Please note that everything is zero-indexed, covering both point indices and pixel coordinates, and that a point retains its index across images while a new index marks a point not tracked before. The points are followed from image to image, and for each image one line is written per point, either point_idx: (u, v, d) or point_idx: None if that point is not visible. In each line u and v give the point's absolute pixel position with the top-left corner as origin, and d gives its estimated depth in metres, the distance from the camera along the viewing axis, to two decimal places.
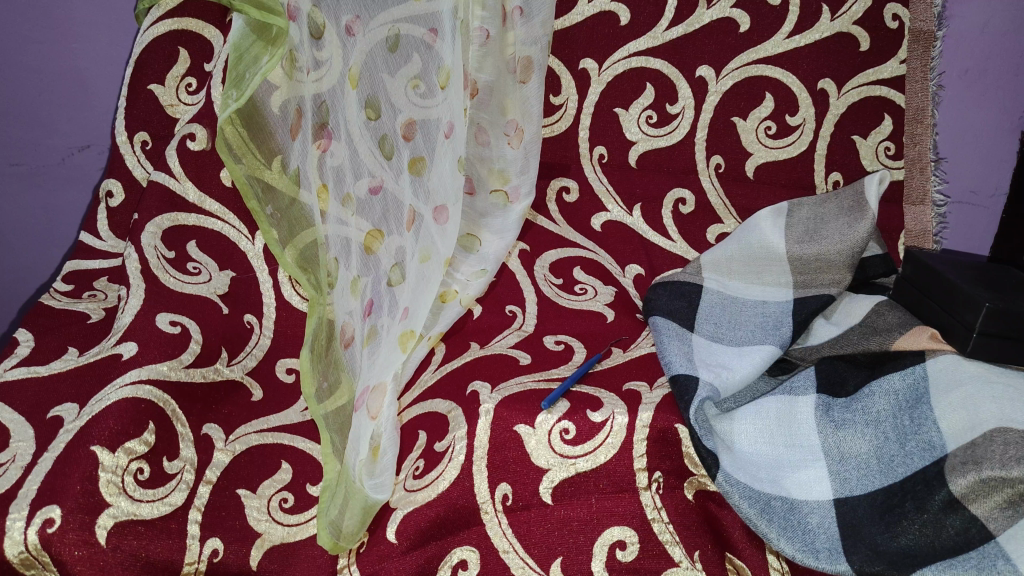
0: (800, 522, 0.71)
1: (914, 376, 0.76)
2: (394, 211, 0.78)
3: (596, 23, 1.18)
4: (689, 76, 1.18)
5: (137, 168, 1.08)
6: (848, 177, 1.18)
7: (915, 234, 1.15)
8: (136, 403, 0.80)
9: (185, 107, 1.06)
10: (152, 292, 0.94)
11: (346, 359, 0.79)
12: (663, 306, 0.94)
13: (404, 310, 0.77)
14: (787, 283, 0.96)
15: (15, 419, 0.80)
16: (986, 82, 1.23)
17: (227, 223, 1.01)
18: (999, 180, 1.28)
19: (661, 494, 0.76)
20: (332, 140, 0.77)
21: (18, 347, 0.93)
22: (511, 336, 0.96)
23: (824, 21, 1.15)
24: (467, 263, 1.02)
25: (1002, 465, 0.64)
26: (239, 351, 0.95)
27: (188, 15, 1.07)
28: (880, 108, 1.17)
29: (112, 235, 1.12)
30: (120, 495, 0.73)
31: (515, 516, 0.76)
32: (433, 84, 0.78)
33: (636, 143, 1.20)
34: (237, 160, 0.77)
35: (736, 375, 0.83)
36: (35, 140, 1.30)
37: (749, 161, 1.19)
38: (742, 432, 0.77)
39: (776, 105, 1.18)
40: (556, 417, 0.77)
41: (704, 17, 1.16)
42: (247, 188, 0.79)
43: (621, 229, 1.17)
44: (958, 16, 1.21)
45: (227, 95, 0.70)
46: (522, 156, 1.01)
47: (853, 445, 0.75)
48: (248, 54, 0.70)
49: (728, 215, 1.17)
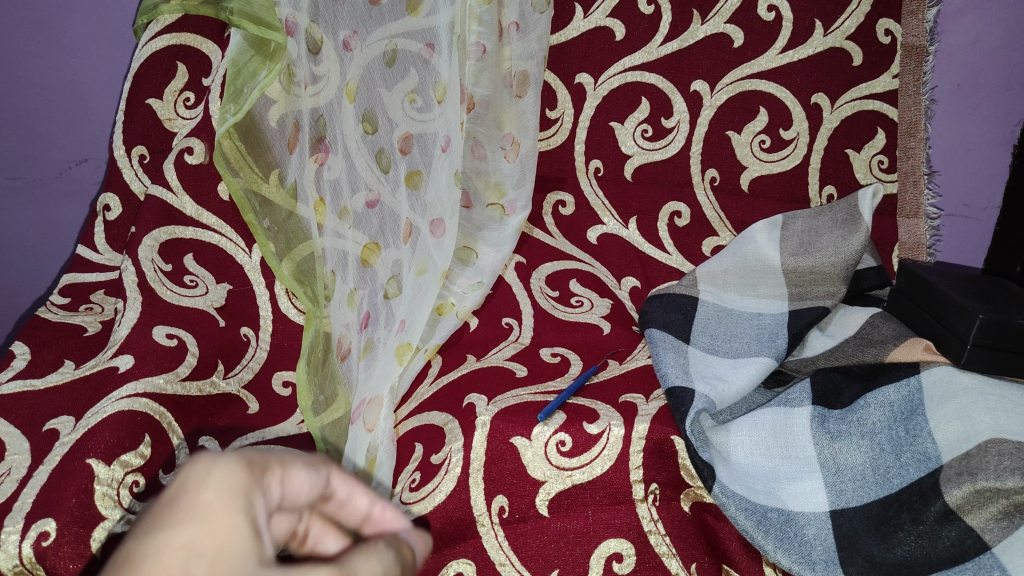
0: (797, 534, 0.71)
1: (908, 388, 0.76)
2: (391, 224, 0.80)
3: (592, 38, 1.18)
4: (683, 90, 1.19)
5: (135, 182, 1.09)
6: (841, 191, 1.19)
7: (909, 246, 1.17)
8: (132, 415, 0.80)
9: (182, 122, 1.07)
10: (148, 304, 0.94)
11: (341, 372, 0.77)
12: (658, 318, 0.95)
13: (401, 322, 0.82)
14: (782, 296, 0.98)
15: (11, 433, 0.80)
16: (977, 97, 1.25)
17: (224, 235, 1.00)
18: (991, 195, 1.29)
19: (657, 506, 0.76)
20: (331, 153, 0.73)
21: (15, 360, 0.92)
22: (508, 349, 0.97)
23: (817, 36, 1.16)
24: (463, 276, 1.02)
25: (996, 476, 0.64)
26: (236, 364, 0.95)
27: (186, 30, 1.06)
28: (875, 121, 1.18)
29: (109, 248, 1.12)
30: (115, 507, 0.74)
31: (511, 528, 0.76)
32: (429, 98, 0.82)
33: (632, 156, 1.21)
34: (234, 173, 0.70)
35: (731, 387, 0.84)
36: (34, 154, 1.30)
37: (744, 174, 1.20)
38: (738, 443, 0.77)
39: (770, 119, 1.18)
40: (552, 429, 0.77)
41: (698, 31, 1.17)
42: (245, 203, 0.71)
43: (617, 242, 1.19)
44: (948, 31, 1.23)
45: (224, 110, 0.66)
46: (518, 169, 1.03)
47: (849, 457, 0.75)
48: (245, 69, 0.66)
49: (723, 228, 1.19)
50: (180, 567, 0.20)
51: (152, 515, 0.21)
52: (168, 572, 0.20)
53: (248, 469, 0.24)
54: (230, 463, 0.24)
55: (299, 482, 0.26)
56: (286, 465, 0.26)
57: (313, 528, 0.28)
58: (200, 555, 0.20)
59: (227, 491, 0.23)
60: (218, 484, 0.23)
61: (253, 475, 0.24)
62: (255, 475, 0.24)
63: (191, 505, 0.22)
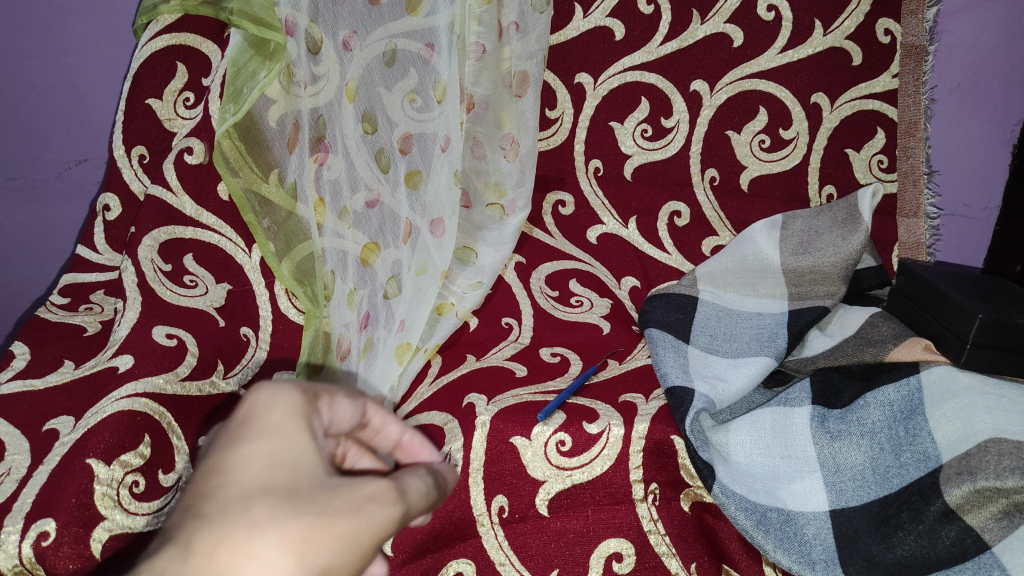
0: (797, 534, 0.72)
1: (908, 388, 0.76)
2: (390, 224, 0.80)
3: (592, 38, 1.18)
4: (683, 90, 1.19)
5: (135, 182, 1.09)
6: (841, 191, 1.19)
7: (908, 246, 1.17)
8: (132, 415, 0.79)
9: (182, 121, 1.06)
10: (148, 304, 0.94)
11: (342, 373, 0.75)
12: (657, 318, 0.95)
13: (400, 322, 0.82)
14: (782, 295, 0.98)
15: (11, 433, 0.80)
16: (977, 96, 1.25)
17: (224, 235, 1.00)
18: (991, 195, 1.30)
19: (657, 506, 0.77)
20: (330, 153, 0.74)
21: (15, 360, 0.92)
22: (508, 349, 0.97)
23: (816, 35, 1.15)
24: (463, 276, 1.02)
25: (996, 475, 0.65)
26: (236, 363, 0.95)
27: (186, 30, 1.06)
28: (874, 121, 1.18)
29: (109, 248, 1.12)
30: (115, 507, 0.74)
31: (511, 528, 0.77)
32: (429, 98, 0.81)
33: (631, 156, 1.21)
34: (234, 173, 0.71)
35: (731, 387, 0.84)
36: (33, 154, 1.30)
37: (744, 174, 1.20)
38: (737, 443, 0.77)
39: (769, 119, 1.18)
40: (552, 429, 0.76)
41: (698, 31, 1.17)
42: (245, 203, 0.72)
43: (617, 242, 1.19)
44: (948, 31, 1.23)
45: (224, 110, 0.66)
46: (518, 169, 1.03)
47: (849, 457, 0.74)
48: (245, 69, 0.67)
49: (723, 228, 1.19)
50: (262, 473, 0.23)
51: (227, 431, 0.25)
52: (254, 477, 0.23)
53: (304, 397, 0.28)
54: (290, 391, 0.27)
55: (345, 411, 0.30)
56: (333, 396, 0.29)
57: (351, 451, 0.31)
58: (277, 464, 0.24)
59: (290, 413, 0.26)
60: (281, 409, 0.26)
61: (310, 401, 0.28)
62: (310, 401, 0.28)
63: (263, 424, 0.25)
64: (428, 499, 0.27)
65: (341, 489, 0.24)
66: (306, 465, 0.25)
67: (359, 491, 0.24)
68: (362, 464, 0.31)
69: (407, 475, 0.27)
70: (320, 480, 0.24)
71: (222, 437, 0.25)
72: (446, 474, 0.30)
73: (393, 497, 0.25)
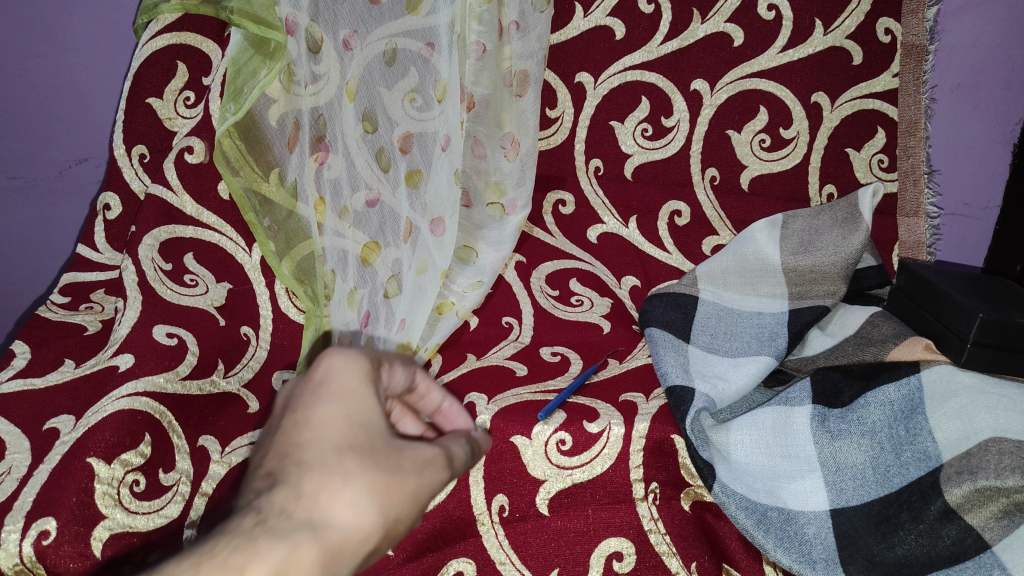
0: (797, 533, 0.72)
1: (908, 387, 0.76)
2: (391, 223, 0.80)
3: (592, 37, 1.18)
4: (683, 89, 1.19)
5: (135, 181, 1.09)
6: (841, 190, 1.20)
7: (908, 246, 1.17)
8: (132, 415, 0.79)
9: (183, 120, 1.06)
10: (148, 304, 0.94)
11: None
12: (658, 318, 0.95)
13: (401, 322, 0.81)
14: (782, 295, 0.97)
15: (11, 432, 0.80)
16: (978, 96, 1.25)
17: (225, 235, 1.00)
18: (990, 195, 1.30)
19: (657, 505, 0.77)
20: (331, 153, 0.74)
21: (15, 359, 0.92)
22: (508, 348, 0.97)
23: (817, 35, 1.15)
24: (463, 275, 1.01)
25: (996, 475, 0.65)
26: (236, 363, 0.95)
27: (186, 29, 1.06)
28: (875, 121, 1.18)
29: (109, 247, 1.12)
30: (115, 507, 0.74)
31: (512, 527, 0.77)
32: (430, 97, 0.81)
33: (631, 155, 1.21)
34: (235, 173, 0.71)
35: (731, 386, 0.84)
36: (33, 154, 1.30)
37: (744, 173, 1.20)
38: (738, 442, 0.77)
39: (770, 118, 1.18)
40: (553, 427, 0.75)
41: (698, 30, 1.17)
42: (244, 201, 0.72)
43: (617, 241, 1.19)
44: (949, 31, 1.23)
45: (224, 109, 0.66)
46: (518, 168, 1.03)
47: (849, 456, 0.74)
48: (246, 68, 0.67)
49: (723, 227, 1.19)
50: (348, 432, 0.31)
51: (318, 391, 0.33)
52: (344, 433, 0.31)
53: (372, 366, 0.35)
54: (362, 360, 0.35)
55: (399, 379, 0.38)
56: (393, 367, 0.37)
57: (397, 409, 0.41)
58: (358, 425, 0.32)
59: (364, 381, 0.34)
60: (356, 375, 0.34)
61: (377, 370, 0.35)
62: (376, 369, 0.36)
63: (344, 389, 0.33)
64: (461, 462, 0.37)
65: (406, 453, 0.33)
66: (378, 427, 0.33)
67: (419, 457, 0.34)
68: (406, 419, 0.41)
69: (449, 443, 0.37)
70: (389, 442, 0.33)
71: (312, 394, 0.33)
72: (478, 442, 0.40)
73: (439, 461, 0.35)
